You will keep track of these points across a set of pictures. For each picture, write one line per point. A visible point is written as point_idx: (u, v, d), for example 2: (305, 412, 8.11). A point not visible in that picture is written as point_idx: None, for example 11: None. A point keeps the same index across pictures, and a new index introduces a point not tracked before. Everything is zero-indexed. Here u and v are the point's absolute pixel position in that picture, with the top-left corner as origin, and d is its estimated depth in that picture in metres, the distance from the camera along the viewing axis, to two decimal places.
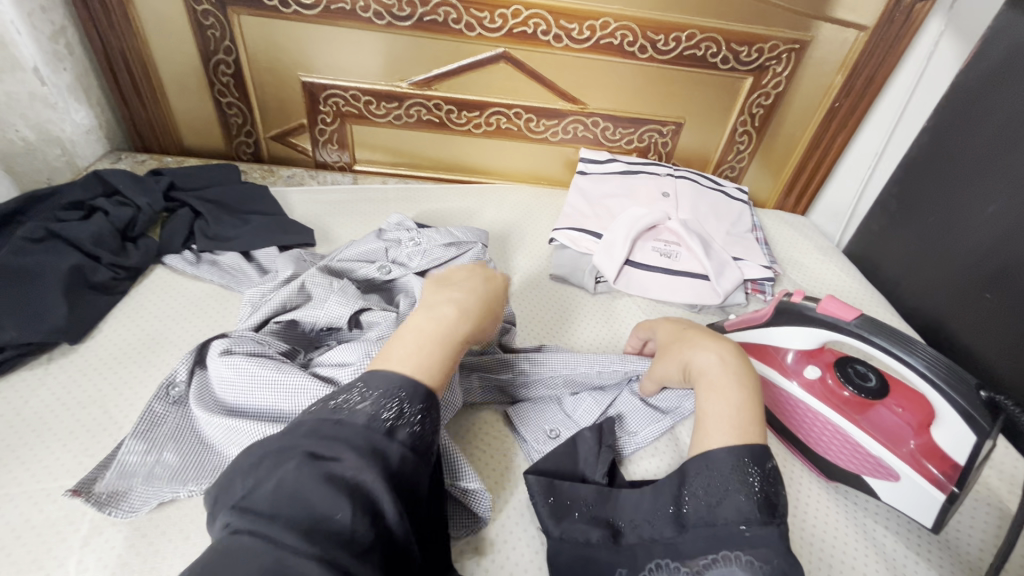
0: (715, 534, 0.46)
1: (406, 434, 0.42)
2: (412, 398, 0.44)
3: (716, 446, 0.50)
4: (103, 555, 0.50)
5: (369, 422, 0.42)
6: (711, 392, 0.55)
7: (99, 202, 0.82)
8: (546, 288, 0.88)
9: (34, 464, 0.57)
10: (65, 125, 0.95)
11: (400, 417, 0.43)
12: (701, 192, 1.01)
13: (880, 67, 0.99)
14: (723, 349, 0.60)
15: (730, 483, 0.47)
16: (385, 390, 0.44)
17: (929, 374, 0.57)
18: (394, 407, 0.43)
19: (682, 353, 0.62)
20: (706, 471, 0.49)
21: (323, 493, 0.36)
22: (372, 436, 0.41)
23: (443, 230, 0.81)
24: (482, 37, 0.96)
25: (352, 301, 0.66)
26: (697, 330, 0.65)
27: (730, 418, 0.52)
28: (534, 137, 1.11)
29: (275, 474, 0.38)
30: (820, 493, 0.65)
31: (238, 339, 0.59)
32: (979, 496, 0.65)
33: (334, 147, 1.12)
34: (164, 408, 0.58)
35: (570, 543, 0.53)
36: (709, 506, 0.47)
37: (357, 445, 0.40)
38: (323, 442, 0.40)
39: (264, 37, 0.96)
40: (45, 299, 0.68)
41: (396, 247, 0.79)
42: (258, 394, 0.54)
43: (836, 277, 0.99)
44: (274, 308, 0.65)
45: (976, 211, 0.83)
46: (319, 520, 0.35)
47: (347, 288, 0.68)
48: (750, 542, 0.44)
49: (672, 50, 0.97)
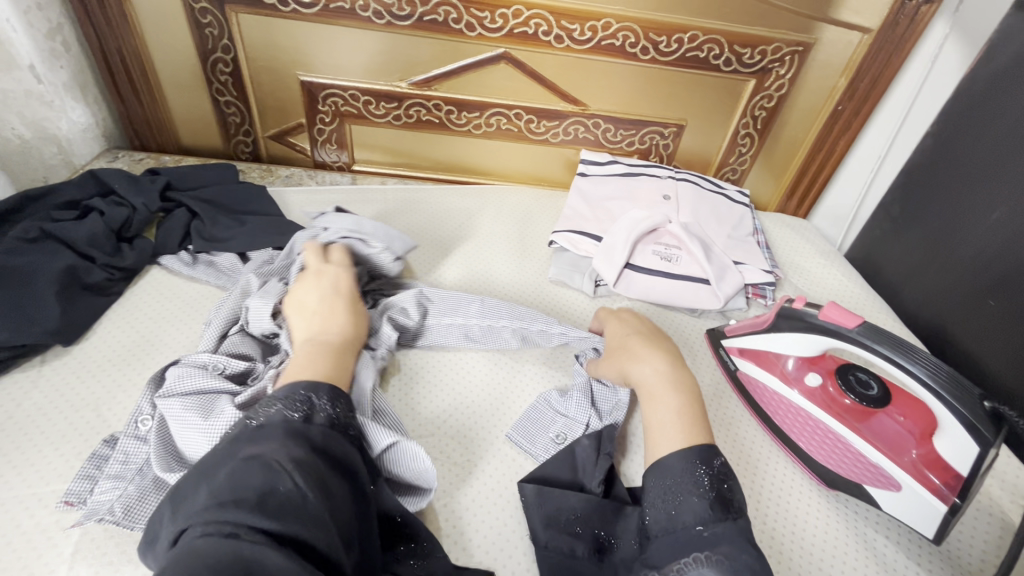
0: (676, 541, 0.46)
1: (321, 417, 0.46)
2: (318, 391, 0.48)
3: (670, 453, 0.52)
4: (95, 562, 0.50)
5: (285, 415, 0.44)
6: (653, 403, 0.58)
7: (94, 202, 0.81)
8: (485, 268, 0.90)
9: (25, 468, 0.56)
10: (62, 123, 0.95)
11: (312, 407, 0.47)
12: (702, 195, 1.00)
13: (885, 70, 0.97)
14: (654, 356, 0.63)
15: (684, 487, 0.49)
16: (289, 393, 0.47)
17: (930, 383, 0.56)
18: (304, 403, 0.47)
19: (623, 364, 0.64)
20: (663, 479, 0.50)
21: (260, 473, 0.38)
22: (294, 427, 0.43)
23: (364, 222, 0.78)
24: (482, 37, 0.95)
25: (271, 299, 0.66)
26: (633, 335, 0.68)
27: (673, 429, 0.55)
28: (535, 138, 1.10)
29: (209, 482, 0.37)
30: (819, 502, 0.64)
31: (186, 372, 0.59)
32: (982, 506, 0.65)
33: (332, 147, 1.11)
34: (134, 445, 0.57)
35: (555, 552, 0.53)
36: (669, 514, 0.48)
37: (282, 434, 0.42)
38: (249, 443, 0.41)
39: (263, 35, 0.95)
40: (38, 300, 0.67)
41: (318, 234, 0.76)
42: (189, 435, 0.54)
43: (837, 281, 0.98)
44: (226, 321, 0.67)
45: (980, 218, 0.83)
46: (265, 493, 0.36)
47: (269, 289, 0.68)
48: (710, 541, 0.44)
49: (674, 51, 0.97)
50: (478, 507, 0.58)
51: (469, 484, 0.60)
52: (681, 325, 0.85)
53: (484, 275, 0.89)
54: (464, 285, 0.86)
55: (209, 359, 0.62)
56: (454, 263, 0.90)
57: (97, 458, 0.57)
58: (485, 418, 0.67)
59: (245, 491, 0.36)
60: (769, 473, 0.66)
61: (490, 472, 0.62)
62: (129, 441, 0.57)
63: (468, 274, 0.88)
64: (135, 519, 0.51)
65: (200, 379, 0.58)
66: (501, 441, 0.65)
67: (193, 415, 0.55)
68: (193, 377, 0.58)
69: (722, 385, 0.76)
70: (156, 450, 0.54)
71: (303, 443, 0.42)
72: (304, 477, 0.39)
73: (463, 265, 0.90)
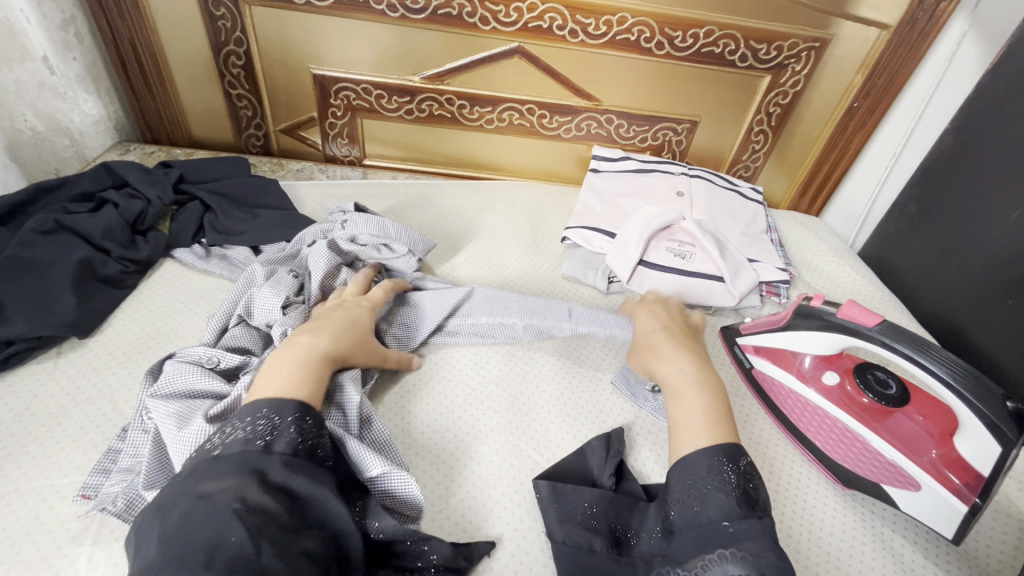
0: (702, 535, 0.46)
1: (283, 444, 0.45)
2: (280, 413, 0.48)
3: (693, 450, 0.52)
4: (114, 553, 0.50)
5: (245, 445, 0.44)
6: (680, 400, 0.57)
7: (109, 194, 0.81)
8: (499, 262, 0.90)
9: (43, 460, 0.56)
10: (74, 115, 0.95)
11: (273, 433, 0.46)
12: (715, 192, 1.00)
13: (901, 67, 0.96)
14: (682, 356, 0.62)
15: (709, 484, 0.49)
16: (252, 416, 0.47)
17: (950, 381, 0.56)
18: (266, 429, 0.46)
19: (648, 362, 0.64)
20: (686, 474, 0.50)
21: (210, 521, 0.38)
22: (250, 459, 0.43)
23: (377, 220, 0.80)
24: (497, 31, 0.94)
25: (278, 291, 0.67)
26: (660, 334, 0.67)
27: (701, 427, 0.54)
28: (547, 133, 1.10)
29: (163, 527, 0.39)
30: (836, 502, 0.63)
31: (178, 368, 0.58)
32: (1000, 507, 0.64)
33: (344, 141, 1.11)
34: (143, 435, 0.56)
35: (571, 548, 0.53)
36: (693, 509, 0.48)
37: (238, 470, 0.42)
38: (204, 479, 0.41)
39: (277, 29, 0.95)
40: (54, 293, 0.67)
41: (331, 229, 0.80)
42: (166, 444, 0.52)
43: (850, 279, 0.97)
44: (225, 315, 0.66)
45: (1000, 217, 0.82)
46: (213, 547, 0.37)
47: (280, 279, 0.70)
48: (736, 537, 0.44)
49: (689, 47, 0.96)
50: (494, 502, 0.58)
51: (476, 481, 0.60)
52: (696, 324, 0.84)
53: (493, 270, 0.88)
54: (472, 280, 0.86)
55: (203, 353, 0.61)
56: (465, 257, 0.90)
57: (112, 451, 0.56)
58: (490, 416, 0.66)
59: (193, 543, 0.37)
60: (783, 471, 0.66)
61: (495, 470, 0.61)
62: (136, 433, 0.56)
63: (474, 270, 0.88)
64: (135, 511, 0.51)
65: (188, 378, 0.57)
66: (506, 437, 0.64)
67: (171, 423, 0.53)
68: (183, 374, 0.58)
69: (736, 382, 0.76)
70: (155, 448, 0.53)
71: (259, 480, 0.42)
72: (258, 521, 0.39)
73: (472, 262, 0.89)
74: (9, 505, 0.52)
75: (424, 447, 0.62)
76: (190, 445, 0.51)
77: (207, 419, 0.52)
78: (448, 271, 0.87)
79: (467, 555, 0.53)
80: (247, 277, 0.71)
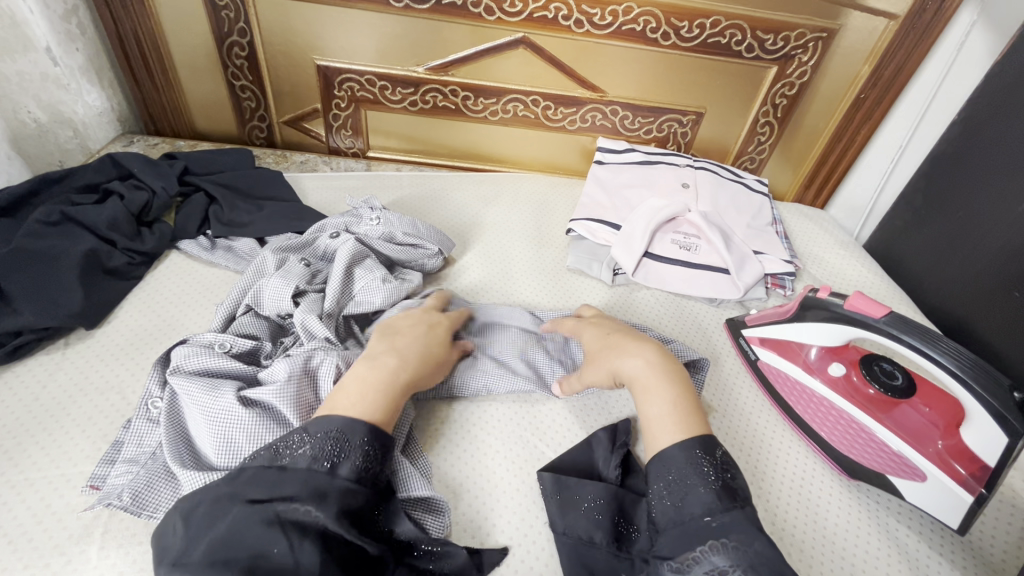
0: (686, 531, 0.46)
1: (348, 468, 0.46)
2: (350, 434, 0.47)
3: (666, 446, 0.52)
4: (124, 543, 0.50)
5: (311, 464, 0.45)
6: (646, 396, 0.57)
7: (113, 185, 0.81)
8: (505, 257, 0.90)
9: (52, 449, 0.56)
10: (77, 106, 0.94)
11: (339, 455, 0.46)
12: (721, 183, 0.99)
13: (909, 57, 0.96)
14: (643, 349, 0.61)
15: (689, 478, 0.49)
16: (324, 431, 0.47)
17: (958, 372, 0.56)
18: (333, 449, 0.46)
19: (610, 360, 0.62)
20: (664, 472, 0.50)
21: (258, 531, 0.40)
22: (313, 480, 0.44)
23: (408, 219, 0.80)
24: (501, 21, 0.93)
25: (292, 282, 0.66)
26: (617, 333, 0.66)
27: (670, 423, 0.54)
28: (551, 125, 1.09)
29: (212, 527, 0.41)
30: (840, 491, 0.64)
31: (192, 351, 0.58)
32: (1004, 498, 0.64)
33: (348, 132, 1.11)
34: (146, 426, 0.56)
35: (572, 539, 0.53)
36: (675, 507, 0.48)
37: (301, 489, 0.43)
38: (267, 489, 0.43)
39: (280, 20, 0.95)
40: (62, 284, 0.68)
41: (356, 222, 0.80)
42: (198, 417, 0.53)
43: (858, 273, 0.97)
44: (234, 303, 0.67)
45: (1007, 209, 0.82)
46: (257, 556, 0.39)
47: (291, 269, 0.69)
48: (720, 530, 0.45)
49: (696, 37, 0.95)
50: (501, 490, 0.59)
51: (485, 472, 0.60)
52: (698, 316, 0.84)
53: (506, 271, 0.87)
54: (477, 286, 0.83)
55: (214, 338, 0.61)
56: (475, 252, 0.90)
57: (117, 442, 0.57)
58: (495, 410, 0.66)
59: (240, 549, 0.39)
60: (788, 460, 0.66)
61: (502, 461, 0.61)
62: (141, 425, 0.56)
63: (484, 270, 0.87)
64: (143, 505, 0.50)
65: (208, 358, 0.58)
66: (515, 430, 0.64)
67: (198, 392, 0.54)
68: (200, 355, 0.58)
69: (743, 374, 0.76)
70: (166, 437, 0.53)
71: (319, 502, 0.43)
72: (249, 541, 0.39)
73: (480, 263, 0.88)
74: (18, 494, 0.52)
75: (433, 437, 0.62)
76: (218, 420, 0.52)
77: (239, 398, 0.53)
78: (455, 272, 0.85)
79: (478, 563, 0.52)
80: (256, 266, 0.71)
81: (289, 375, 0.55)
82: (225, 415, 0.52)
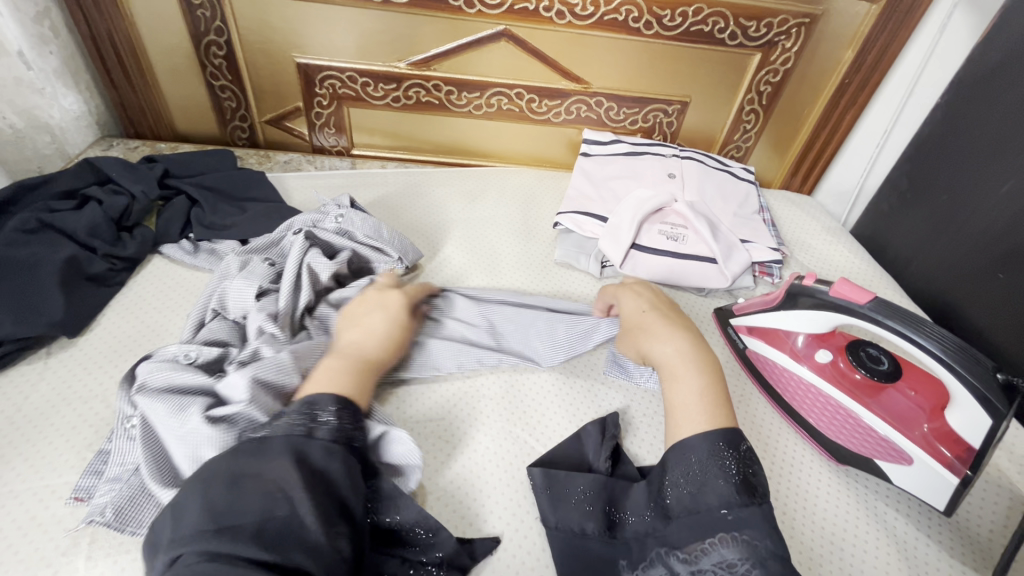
0: (699, 521, 0.46)
1: (324, 432, 0.46)
2: (322, 403, 0.48)
3: (690, 435, 0.52)
4: (111, 551, 0.50)
5: (287, 431, 0.45)
6: (675, 382, 0.57)
7: (91, 190, 0.80)
8: (486, 252, 0.89)
9: (37, 460, 0.56)
10: (54, 111, 0.93)
11: (315, 421, 0.46)
12: (707, 172, 0.99)
13: (892, 41, 0.95)
14: (676, 334, 0.62)
15: (709, 468, 0.48)
16: (295, 407, 0.47)
17: (942, 355, 0.56)
18: (307, 417, 0.46)
19: (640, 342, 0.64)
20: (684, 459, 0.50)
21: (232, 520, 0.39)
22: (293, 444, 0.44)
23: (371, 220, 0.78)
24: (481, 14, 0.92)
25: (254, 281, 0.66)
26: (652, 311, 0.67)
27: (698, 411, 0.54)
28: (536, 118, 1.08)
29: (203, 506, 0.40)
30: (830, 477, 0.64)
31: (158, 368, 0.57)
32: (989, 478, 0.65)
33: (331, 131, 1.09)
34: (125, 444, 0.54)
35: (564, 533, 0.53)
36: (691, 495, 0.48)
37: (285, 453, 0.43)
38: (255, 462, 0.42)
39: (258, 17, 0.93)
40: (42, 293, 0.67)
41: (322, 219, 0.78)
42: (171, 440, 0.51)
43: (844, 258, 0.97)
44: (202, 309, 0.66)
45: (991, 189, 0.82)
46: None
47: (254, 270, 0.69)
48: (735, 524, 0.45)
49: (678, 26, 0.94)
50: (491, 487, 0.59)
51: (475, 469, 0.60)
52: (688, 306, 0.84)
53: (484, 266, 0.86)
54: (456, 278, 0.84)
55: (178, 350, 0.59)
56: (454, 247, 0.89)
57: (102, 452, 0.56)
58: (486, 404, 0.66)
59: (243, 520, 0.38)
60: (779, 448, 0.67)
61: (491, 456, 0.61)
62: (122, 441, 0.54)
63: (466, 263, 0.86)
64: (126, 520, 0.50)
65: (172, 373, 0.56)
66: (505, 424, 0.64)
67: (167, 415, 0.52)
68: (165, 371, 0.56)
69: (731, 363, 0.76)
70: (147, 458, 0.51)
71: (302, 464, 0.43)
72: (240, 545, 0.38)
73: (451, 261, 0.86)
74: (4, 507, 0.52)
75: (420, 433, 0.62)
76: (190, 442, 0.50)
77: (207, 418, 0.51)
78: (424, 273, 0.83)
79: (470, 553, 0.52)
80: (225, 268, 0.70)
81: (251, 391, 0.53)
82: (195, 439, 0.50)
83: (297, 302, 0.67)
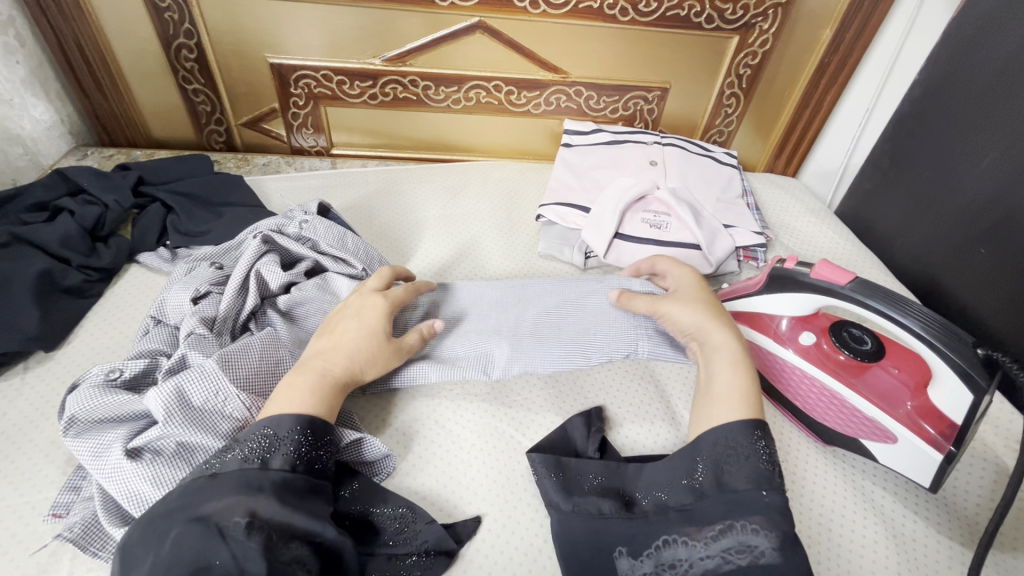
0: (736, 501, 0.46)
1: (280, 460, 0.46)
2: (279, 429, 0.47)
3: (726, 418, 0.51)
4: (94, 565, 0.49)
5: (242, 465, 0.45)
6: (718, 367, 0.56)
7: (63, 202, 0.79)
8: (463, 245, 0.89)
9: (17, 477, 0.55)
10: (24, 121, 0.91)
11: (270, 449, 0.46)
12: (689, 158, 0.99)
13: (870, 18, 0.95)
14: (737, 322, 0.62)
15: (750, 450, 0.49)
16: (251, 433, 0.47)
17: (923, 334, 0.56)
18: (262, 443, 0.46)
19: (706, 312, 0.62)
20: (723, 439, 0.50)
21: (197, 541, 0.39)
22: (247, 477, 0.44)
23: (332, 223, 0.75)
24: (455, 6, 0.91)
25: (192, 287, 0.66)
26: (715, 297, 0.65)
27: (736, 395, 0.54)
28: (516, 110, 1.07)
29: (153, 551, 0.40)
30: (818, 458, 0.65)
31: (85, 398, 0.54)
32: (976, 453, 0.65)
33: (309, 130, 1.08)
34: None
35: (581, 515, 0.51)
36: (728, 473, 0.48)
37: (238, 487, 0.43)
38: (209, 498, 0.42)
39: (228, 18, 0.92)
40: (16, 308, 0.66)
41: (287, 223, 0.76)
42: (101, 475, 0.50)
43: (828, 238, 0.97)
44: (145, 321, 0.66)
45: (970, 165, 0.82)
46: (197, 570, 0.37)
47: (197, 276, 0.68)
48: (769, 506, 0.45)
49: (654, 11, 0.93)
50: (478, 484, 0.58)
51: (461, 468, 0.59)
52: None
53: (457, 261, 0.86)
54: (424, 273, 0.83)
55: (101, 371, 0.57)
56: (428, 242, 0.89)
57: (81, 467, 0.55)
58: (470, 397, 0.66)
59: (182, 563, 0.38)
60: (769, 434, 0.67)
61: (477, 454, 0.61)
62: None
63: (438, 256, 0.86)
64: (90, 540, 0.49)
65: (102, 404, 0.54)
66: (489, 421, 0.64)
67: (91, 457, 0.50)
68: (96, 401, 0.54)
69: None
70: (101, 503, 0.49)
71: (255, 495, 0.43)
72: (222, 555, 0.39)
73: (429, 260, 0.85)
74: None
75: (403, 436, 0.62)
76: (118, 479, 0.49)
77: (125, 452, 0.49)
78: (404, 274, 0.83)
79: (457, 538, 0.53)
80: (176, 274, 0.70)
81: (166, 410, 0.51)
82: (121, 474, 0.49)
83: (241, 307, 0.66)
